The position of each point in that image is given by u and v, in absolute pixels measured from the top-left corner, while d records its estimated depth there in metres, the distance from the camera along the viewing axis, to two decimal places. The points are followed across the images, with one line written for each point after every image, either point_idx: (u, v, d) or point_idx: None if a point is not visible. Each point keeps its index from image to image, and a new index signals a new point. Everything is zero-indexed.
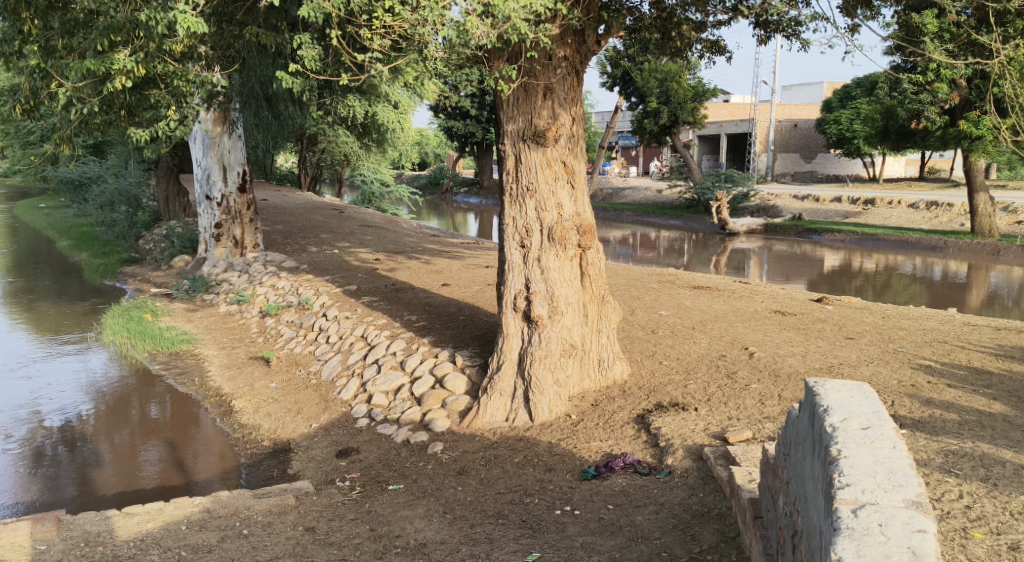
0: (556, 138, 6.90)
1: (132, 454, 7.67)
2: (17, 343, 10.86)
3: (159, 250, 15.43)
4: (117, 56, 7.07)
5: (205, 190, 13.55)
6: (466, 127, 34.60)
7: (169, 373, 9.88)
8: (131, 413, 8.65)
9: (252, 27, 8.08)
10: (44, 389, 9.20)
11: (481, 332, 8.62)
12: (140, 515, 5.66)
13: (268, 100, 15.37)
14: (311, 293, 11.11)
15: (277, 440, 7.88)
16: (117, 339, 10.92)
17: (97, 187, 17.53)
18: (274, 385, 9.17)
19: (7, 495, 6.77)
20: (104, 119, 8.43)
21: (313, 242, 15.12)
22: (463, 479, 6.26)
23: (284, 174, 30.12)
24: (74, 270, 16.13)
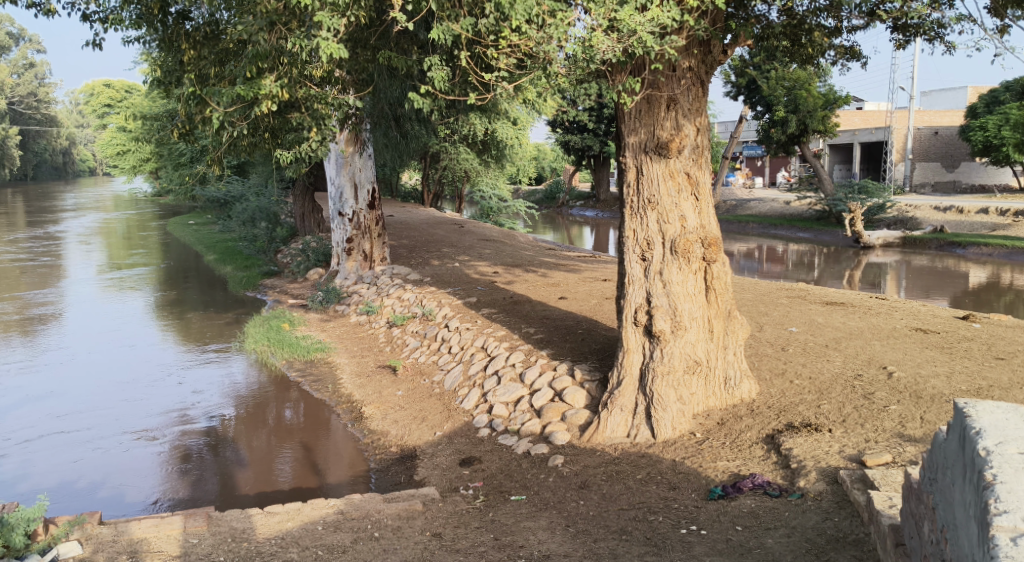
0: (680, 149, 6.83)
1: (269, 456, 8.08)
2: (169, 349, 11.66)
3: (296, 263, 16.26)
4: (264, 82, 7.58)
5: (338, 207, 14.20)
6: (584, 141, 34.59)
7: (304, 380, 10.35)
8: (268, 417, 9.12)
9: (385, 51, 8.46)
10: (193, 392, 9.85)
11: (601, 346, 8.61)
12: (281, 514, 5.97)
13: (395, 120, 15.92)
14: (434, 304, 11.41)
15: (404, 446, 8.13)
16: (258, 346, 11.55)
17: (240, 204, 18.66)
18: (401, 393, 9.46)
19: (159, 489, 7.26)
20: (251, 141, 9.09)
21: (435, 255, 15.50)
22: (585, 494, 6.25)
23: (408, 192, 31.07)
24: (219, 282, 17.19)
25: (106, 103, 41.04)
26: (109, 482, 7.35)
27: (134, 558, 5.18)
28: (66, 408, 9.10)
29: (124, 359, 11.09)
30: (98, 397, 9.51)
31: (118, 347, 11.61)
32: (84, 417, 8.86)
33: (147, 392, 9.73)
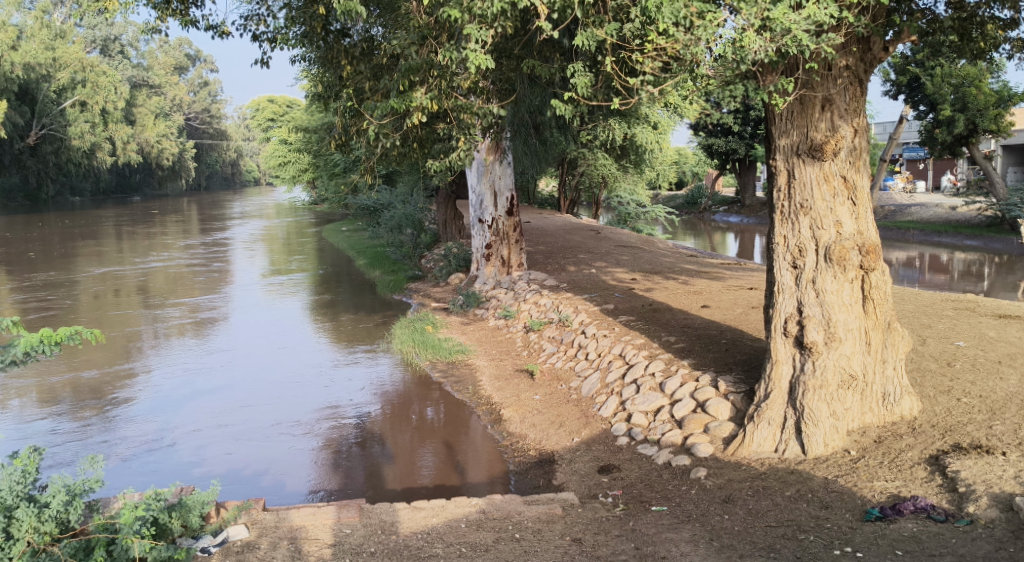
0: (836, 151, 6.53)
1: (412, 452, 8.33)
2: (321, 349, 12.29)
3: (438, 268, 16.76)
4: (415, 95, 7.86)
5: (478, 214, 14.49)
6: (728, 144, 33.63)
7: (445, 381, 10.63)
8: (411, 415, 9.42)
9: (530, 60, 8.57)
10: (342, 389, 10.34)
11: (746, 356, 8.34)
12: (427, 510, 6.15)
13: (535, 127, 16.09)
14: (571, 310, 11.42)
15: (542, 450, 8.19)
16: (403, 347, 11.98)
17: (387, 212, 19.44)
18: (539, 397, 9.53)
19: (312, 480, 7.64)
20: (401, 151, 9.48)
21: (573, 261, 15.54)
22: (730, 508, 6.08)
23: (546, 198, 31.32)
24: (367, 285, 17.95)
25: (270, 117, 43.93)
26: (271, 471, 7.83)
27: (293, 544, 5.48)
28: (231, 402, 9.77)
29: (282, 358, 11.76)
30: (259, 393, 10.13)
31: (276, 347, 12.33)
32: (247, 411, 9.46)
33: (301, 389, 10.31)
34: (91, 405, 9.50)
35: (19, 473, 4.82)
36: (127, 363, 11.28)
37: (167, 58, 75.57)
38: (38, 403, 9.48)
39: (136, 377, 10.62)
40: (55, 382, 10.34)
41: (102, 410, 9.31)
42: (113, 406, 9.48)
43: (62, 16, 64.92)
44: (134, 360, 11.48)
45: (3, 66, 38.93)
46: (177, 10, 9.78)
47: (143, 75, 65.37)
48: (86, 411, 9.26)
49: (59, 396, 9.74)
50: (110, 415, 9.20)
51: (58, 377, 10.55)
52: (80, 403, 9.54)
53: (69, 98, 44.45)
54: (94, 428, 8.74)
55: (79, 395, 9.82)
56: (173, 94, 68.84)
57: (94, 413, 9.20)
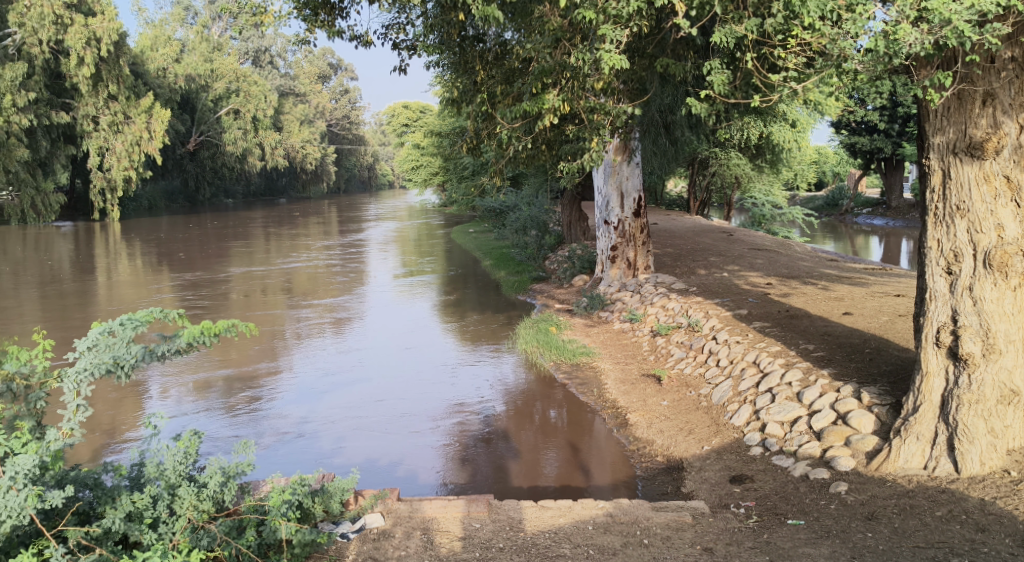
0: (998, 149, 6.09)
1: (536, 452, 8.35)
2: (447, 348, 12.52)
3: (563, 270, 16.82)
4: (547, 97, 7.93)
5: (604, 215, 14.42)
6: (873, 143, 31.98)
7: (571, 382, 10.62)
8: (535, 415, 9.44)
9: (665, 59, 8.43)
10: (467, 387, 10.49)
11: (891, 368, 7.90)
12: (554, 509, 6.17)
13: (666, 127, 15.85)
14: (701, 315, 11.16)
15: (671, 457, 8.05)
16: (529, 347, 12.07)
17: (514, 213, 19.64)
18: (666, 403, 9.38)
19: (439, 474, 7.81)
20: (530, 153, 9.57)
21: (703, 265, 15.19)
22: (874, 526, 5.78)
23: (675, 200, 30.79)
24: (493, 285, 18.20)
25: (405, 122, 45.36)
26: (404, 462, 8.06)
27: (426, 535, 5.63)
28: (364, 396, 10.12)
29: (411, 355, 12.08)
30: (391, 388, 10.45)
31: (406, 345, 12.67)
32: (380, 406, 9.76)
33: (428, 386, 10.52)
34: (239, 396, 10.03)
35: (181, 453, 5.19)
36: (271, 358, 11.85)
37: (312, 67, 79.65)
38: (193, 392, 10.11)
39: (279, 370, 11.14)
40: (208, 373, 10.99)
41: (249, 401, 9.82)
42: (259, 398, 9.98)
43: (219, 30, 69.61)
44: (277, 355, 12.05)
45: (167, 78, 42.14)
46: (323, 22, 10.25)
47: (290, 83, 69.18)
48: (235, 402, 9.79)
49: (211, 387, 10.34)
50: (256, 405, 9.69)
51: (210, 369, 11.21)
52: (230, 393, 10.10)
53: (224, 107, 47.52)
54: (243, 416, 9.23)
55: (229, 386, 10.40)
56: (317, 101, 72.39)
57: (242, 403, 9.72)
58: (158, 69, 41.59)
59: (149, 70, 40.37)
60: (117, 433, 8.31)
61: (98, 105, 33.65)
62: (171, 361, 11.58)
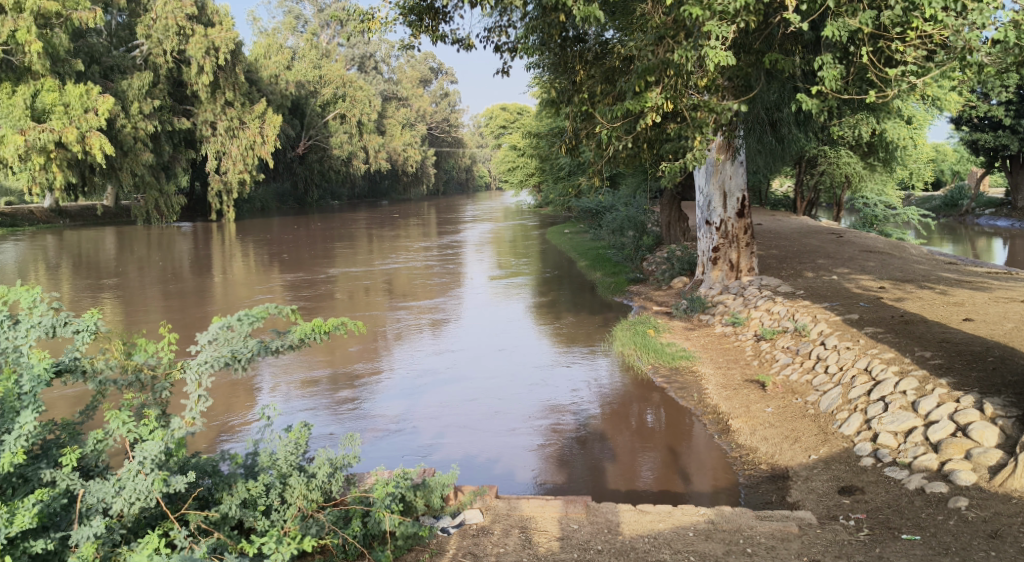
0: None
1: (632, 455, 8.25)
2: (542, 348, 12.53)
3: (662, 271, 16.63)
4: (650, 95, 7.84)
5: (706, 215, 14.15)
6: (997, 139, 30.19)
7: (670, 386, 10.45)
8: (631, 418, 9.33)
9: (773, 54, 8.19)
10: (562, 388, 10.46)
11: (1017, 378, 7.44)
12: (654, 514, 6.10)
13: (772, 124, 15.41)
14: (808, 319, 10.80)
15: (775, 466, 7.82)
16: (627, 349, 11.96)
17: (611, 214, 19.49)
18: (771, 410, 9.11)
19: (535, 473, 7.81)
20: (631, 152, 9.50)
21: (809, 267, 14.69)
22: (997, 545, 5.46)
23: (780, 200, 29.93)
24: (590, 285, 18.13)
25: (504, 124, 45.71)
26: (502, 460, 8.10)
27: (524, 534, 5.65)
28: (461, 394, 10.24)
29: (507, 355, 12.16)
30: (487, 387, 10.55)
31: (502, 344, 12.76)
32: (477, 403, 9.85)
33: (523, 386, 10.53)
34: (344, 390, 10.31)
35: (292, 444, 5.37)
36: (373, 354, 12.13)
37: (414, 71, 81.30)
38: (300, 386, 10.45)
39: (381, 367, 11.39)
40: (314, 368, 11.33)
41: (353, 396, 10.07)
42: (362, 392, 10.22)
43: (328, 37, 71.96)
44: (379, 351, 12.33)
45: (279, 84, 43.87)
46: (427, 27, 10.44)
47: (393, 88, 70.84)
48: (340, 396, 10.06)
49: (318, 381, 10.67)
50: (359, 400, 9.93)
51: (317, 364, 11.55)
52: (335, 388, 10.39)
53: (332, 111, 49.05)
54: (347, 410, 9.49)
55: (334, 381, 10.70)
56: (419, 105, 73.86)
57: (347, 397, 9.99)
58: (271, 76, 43.35)
59: (262, 77, 42.12)
60: (232, 423, 8.65)
61: (215, 111, 35.34)
62: (280, 356, 12.00)
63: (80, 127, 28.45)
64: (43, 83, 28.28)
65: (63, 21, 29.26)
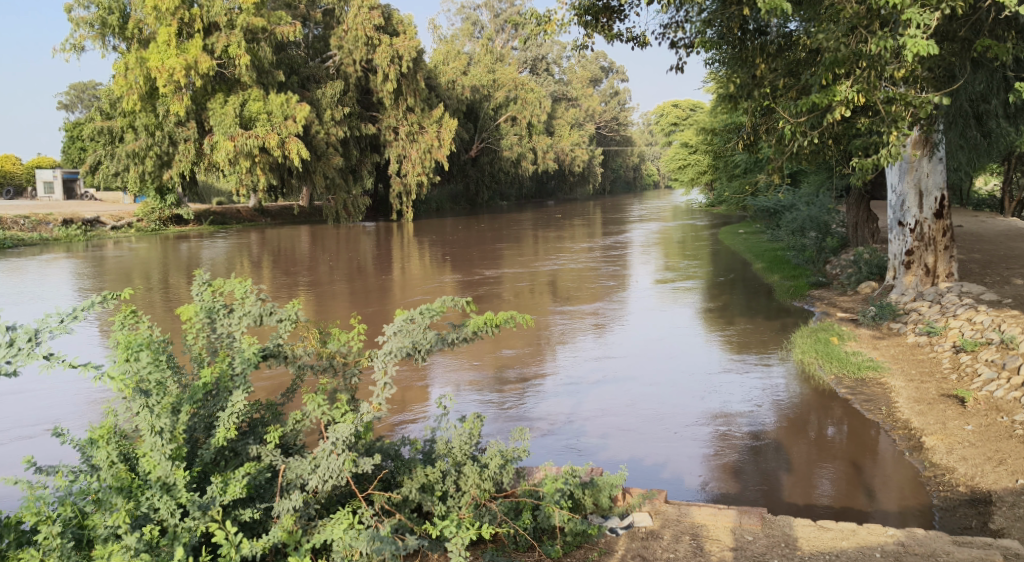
0: None
1: (809, 468, 7.83)
2: (713, 353, 12.15)
3: (848, 276, 15.81)
4: (840, 88, 7.44)
5: (899, 216, 13.33)
6: None
7: (855, 398, 9.84)
8: (810, 429, 8.85)
9: (984, 40, 7.52)
10: (734, 395, 10.08)
11: None
12: (835, 531, 5.78)
13: (976, 118, 14.20)
14: (1016, 331, 9.86)
15: (976, 489, 7.20)
16: (807, 357, 11.43)
17: (791, 214, 18.64)
18: (971, 428, 8.41)
19: (703, 480, 7.59)
20: (815, 149, 9.05)
21: (1018, 273, 13.40)
22: None
23: (983, 200, 27.50)
24: (766, 288, 17.45)
25: (676, 122, 44.86)
26: (670, 464, 7.94)
27: (695, 541, 5.49)
28: (628, 393, 10.13)
29: (676, 356, 11.89)
30: (656, 388, 10.36)
31: (671, 345, 12.51)
32: (644, 404, 9.70)
33: (693, 391, 10.23)
34: (512, 388, 10.32)
35: (466, 433, 5.57)
36: (540, 351, 12.11)
37: (585, 72, 81.48)
38: (470, 381, 10.57)
39: (547, 364, 11.35)
40: (483, 364, 11.45)
41: (521, 393, 10.05)
42: (529, 390, 10.19)
43: (502, 41, 73.74)
44: (546, 347, 12.34)
45: (456, 89, 45.47)
46: (603, 26, 10.46)
47: (563, 89, 71.33)
48: (508, 393, 10.07)
49: (487, 377, 10.76)
50: (526, 397, 9.91)
51: (485, 359, 11.66)
52: (502, 384, 10.42)
53: (504, 114, 50.09)
54: (514, 405, 9.62)
55: (502, 378, 10.75)
56: (588, 105, 74.11)
57: (514, 391, 10.11)
58: (448, 81, 44.93)
59: (440, 82, 43.81)
60: (405, 416, 8.86)
61: (398, 117, 37.13)
62: (451, 349, 12.27)
63: (281, 133, 30.60)
64: (250, 93, 30.92)
65: (268, 36, 31.82)
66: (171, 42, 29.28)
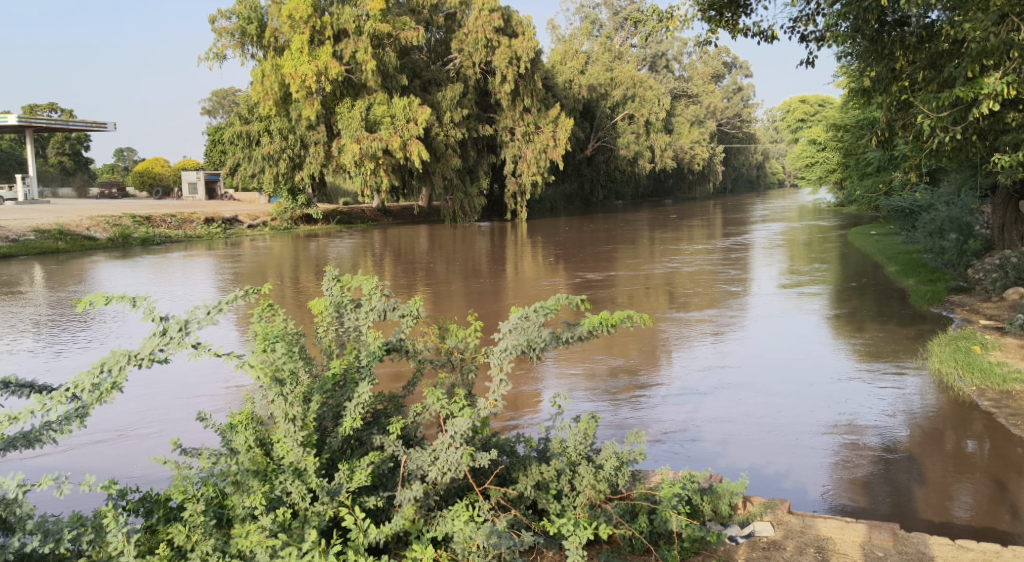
0: None
1: (945, 484, 7.37)
2: (839, 360, 11.63)
3: (991, 280, 14.83)
4: (988, 81, 6.97)
5: None
6: None
7: (1000, 411, 9.20)
8: (946, 444, 8.33)
9: None
10: (862, 405, 9.61)
11: None
12: (976, 551, 5.41)
13: None
14: None
15: None
16: (944, 367, 10.78)
17: (928, 215, 17.66)
18: None
19: (827, 491, 7.27)
20: (958, 145, 8.52)
21: None
22: None
23: None
24: (899, 293, 16.61)
25: (801, 118, 43.30)
26: (793, 472, 7.64)
27: (821, 554, 5.28)
28: (748, 399, 9.83)
29: (800, 363, 11.47)
30: (777, 395, 10.02)
31: (794, 352, 12.06)
32: (764, 411, 9.40)
33: (817, 400, 9.82)
34: (625, 389, 10.13)
35: (581, 433, 5.55)
36: (654, 357, 11.72)
37: (706, 67, 79.79)
38: (581, 385, 10.29)
39: (662, 367, 11.10)
40: (596, 363, 11.34)
41: (633, 399, 9.70)
42: (642, 394, 9.91)
43: (621, 39, 73.20)
44: (659, 351, 12.06)
45: (574, 89, 45.49)
46: (727, 21, 10.21)
47: (683, 85, 70.13)
48: (620, 398, 9.74)
49: (598, 380, 10.47)
50: (638, 403, 9.59)
51: (596, 363, 11.38)
52: (615, 387, 10.17)
53: (622, 112, 49.77)
54: (627, 405, 9.50)
55: (613, 381, 10.49)
56: (709, 102, 72.57)
57: (627, 392, 9.98)
58: (566, 81, 45.01)
59: (558, 83, 43.93)
60: (514, 418, 8.68)
61: (515, 118, 37.48)
62: (562, 349, 12.08)
63: (403, 135, 31.46)
64: (375, 97, 31.96)
65: (393, 41, 32.75)
66: (304, 49, 30.60)
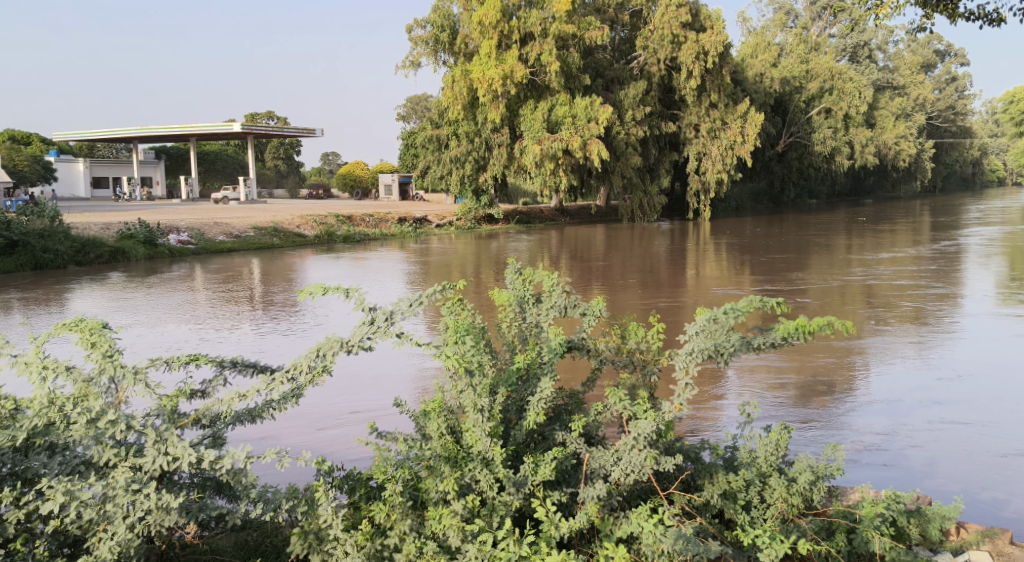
0: None
1: None
2: None
3: None
4: None
5: None
6: None
7: None
8: None
9: None
10: None
11: None
12: None
13: None
14: None
15: None
16: None
17: None
18: None
19: None
20: None
21: None
22: None
23: None
24: None
25: None
26: (1014, 500, 6.95)
27: None
28: (959, 419, 9.07)
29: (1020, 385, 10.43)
30: (995, 417, 9.15)
31: (1013, 373, 10.98)
32: (979, 434, 8.58)
33: None
34: (816, 402, 9.63)
35: (772, 444, 5.32)
36: (850, 371, 11.02)
37: (914, 56, 74.10)
38: (766, 395, 9.85)
39: (860, 383, 10.44)
40: (785, 372, 10.89)
41: (825, 413, 9.19)
42: (836, 408, 9.38)
43: (819, 30, 69.72)
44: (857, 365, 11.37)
45: (764, 82, 43.80)
46: (945, 5, 9.44)
47: (888, 76, 65.54)
48: (811, 411, 9.27)
49: (786, 391, 10.00)
50: (830, 417, 9.08)
51: (785, 372, 10.90)
52: (805, 399, 9.69)
53: (816, 106, 47.29)
54: (818, 417, 9.04)
55: (804, 392, 10.01)
56: (917, 93, 67.44)
57: (818, 405, 9.50)
58: (756, 75, 43.56)
59: (748, 77, 42.51)
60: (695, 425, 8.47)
61: (700, 113, 36.63)
62: (748, 358, 11.68)
63: (583, 135, 31.55)
64: (557, 98, 32.43)
65: (577, 42, 32.99)
66: (491, 54, 31.60)
